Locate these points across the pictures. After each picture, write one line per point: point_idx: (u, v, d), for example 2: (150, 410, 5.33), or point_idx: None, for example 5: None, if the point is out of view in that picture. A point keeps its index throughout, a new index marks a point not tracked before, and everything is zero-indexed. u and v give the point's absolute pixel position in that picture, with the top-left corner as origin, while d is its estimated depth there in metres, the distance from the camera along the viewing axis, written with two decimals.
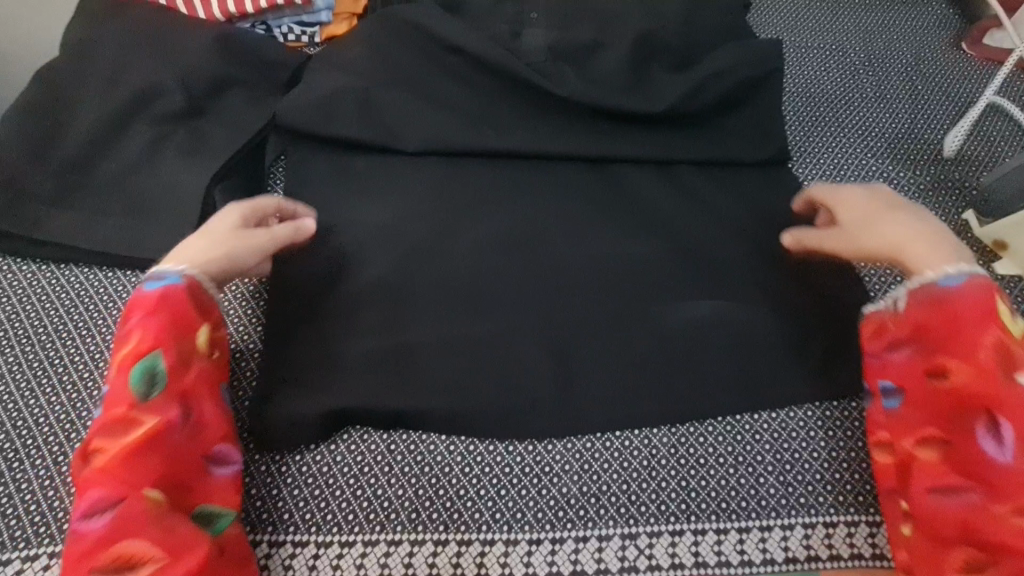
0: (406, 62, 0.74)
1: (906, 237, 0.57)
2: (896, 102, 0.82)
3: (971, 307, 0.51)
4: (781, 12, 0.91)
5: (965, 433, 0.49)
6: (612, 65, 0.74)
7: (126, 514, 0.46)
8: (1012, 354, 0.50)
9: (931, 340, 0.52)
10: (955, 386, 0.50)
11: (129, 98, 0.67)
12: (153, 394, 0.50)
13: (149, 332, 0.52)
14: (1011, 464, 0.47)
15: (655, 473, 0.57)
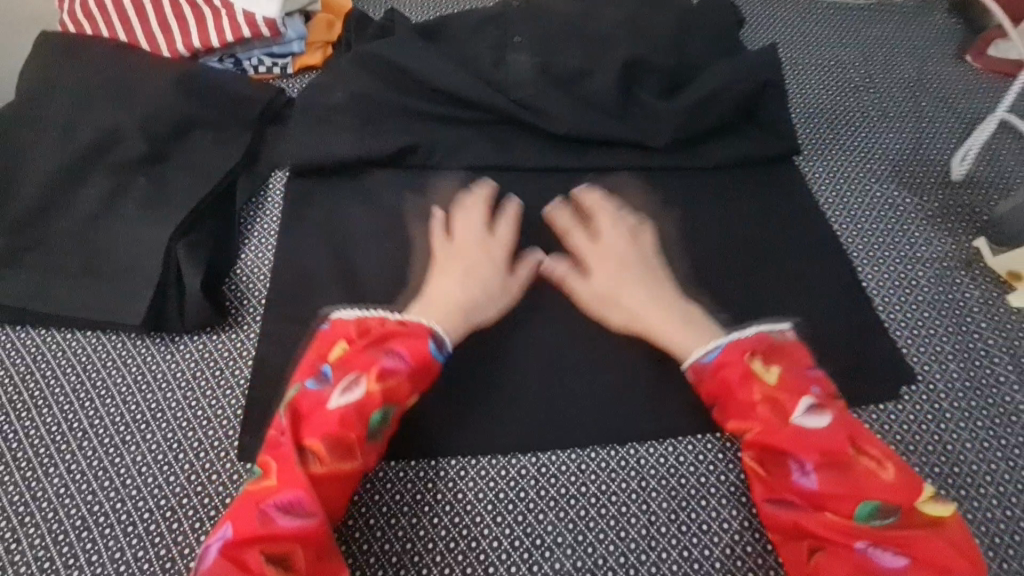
0: (382, 94, 0.71)
1: (621, 283, 0.60)
2: (900, 121, 0.78)
3: (718, 375, 0.52)
4: (777, 26, 0.87)
5: (780, 472, 0.48)
6: (600, 91, 0.70)
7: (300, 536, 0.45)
8: (780, 402, 0.50)
9: (722, 404, 0.52)
10: (755, 436, 0.50)
11: (89, 146, 0.63)
12: (376, 433, 0.50)
13: (409, 381, 0.52)
14: (814, 488, 0.47)
15: (655, 542, 0.52)
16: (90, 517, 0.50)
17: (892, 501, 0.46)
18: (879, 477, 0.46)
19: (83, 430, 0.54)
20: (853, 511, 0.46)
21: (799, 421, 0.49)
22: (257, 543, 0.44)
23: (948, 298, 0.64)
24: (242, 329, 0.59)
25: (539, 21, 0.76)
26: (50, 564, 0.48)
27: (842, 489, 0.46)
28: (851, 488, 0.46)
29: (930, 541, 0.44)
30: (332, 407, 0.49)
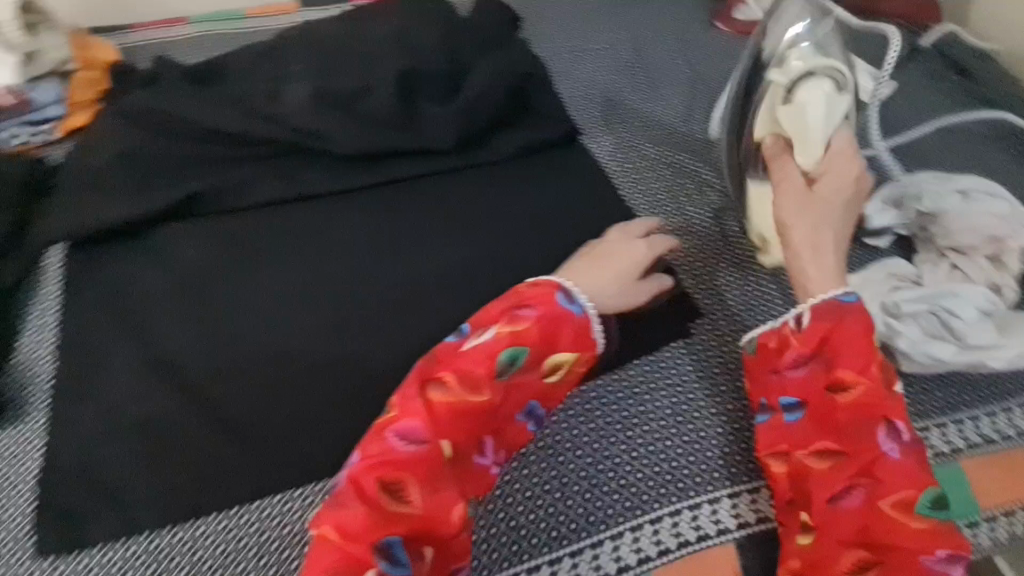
0: (153, 147, 0.69)
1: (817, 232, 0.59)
2: (667, 87, 0.87)
3: (846, 321, 0.53)
4: (551, 19, 0.93)
5: (865, 433, 0.50)
6: (378, 106, 0.72)
7: (470, 430, 0.50)
8: (889, 370, 0.52)
9: (831, 356, 0.53)
10: (856, 397, 0.51)
11: None
12: (513, 372, 0.52)
13: (539, 327, 0.53)
14: (898, 460, 0.49)
15: (542, 499, 0.55)
16: None
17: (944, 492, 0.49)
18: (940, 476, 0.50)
19: None
20: (920, 497, 0.48)
21: (900, 395, 0.51)
22: (419, 466, 0.47)
23: (719, 238, 0.72)
24: (26, 420, 0.55)
25: (313, 47, 0.76)
26: None
27: (917, 469, 0.49)
28: (923, 466, 0.49)
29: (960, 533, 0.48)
30: (461, 350, 0.52)
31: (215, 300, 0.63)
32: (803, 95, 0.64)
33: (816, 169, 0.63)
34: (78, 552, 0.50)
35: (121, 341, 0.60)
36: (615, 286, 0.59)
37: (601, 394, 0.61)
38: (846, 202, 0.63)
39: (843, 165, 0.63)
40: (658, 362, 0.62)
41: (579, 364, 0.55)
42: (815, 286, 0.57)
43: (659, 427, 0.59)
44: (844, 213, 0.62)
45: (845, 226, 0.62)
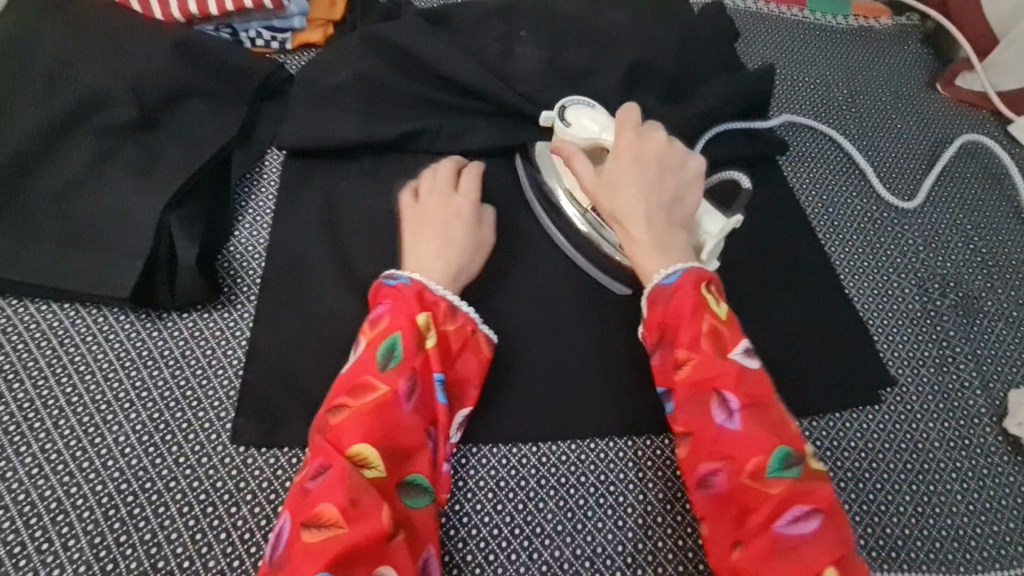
0: (384, 78, 0.70)
1: (637, 210, 0.54)
2: (878, 140, 0.83)
3: (671, 301, 0.50)
4: (768, 42, 0.90)
5: (703, 410, 0.46)
6: (606, 91, 0.71)
7: (406, 424, 0.47)
8: (722, 337, 0.48)
9: (670, 335, 0.49)
10: (687, 375, 0.47)
11: (71, 106, 0.58)
12: (391, 363, 0.48)
13: (396, 315, 0.50)
14: (740, 432, 0.45)
15: (651, 532, 0.54)
16: (68, 500, 0.47)
17: (796, 447, 0.45)
18: (789, 430, 0.46)
19: (59, 407, 0.50)
20: (766, 458, 0.44)
21: (735, 360, 0.47)
22: (330, 494, 0.42)
23: (920, 310, 0.68)
24: (236, 308, 0.56)
25: (545, 20, 0.76)
26: (20, 549, 0.45)
27: (762, 431, 0.45)
28: (769, 428, 0.45)
29: (824, 489, 0.44)
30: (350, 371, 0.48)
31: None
32: (573, 121, 0.61)
33: (592, 181, 0.57)
34: (267, 450, 0.51)
35: (327, 257, 0.60)
36: (456, 261, 0.57)
37: None
38: (615, 188, 0.56)
39: (631, 167, 0.56)
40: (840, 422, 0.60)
41: (437, 321, 0.52)
42: (638, 246, 0.54)
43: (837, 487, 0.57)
44: (636, 193, 0.55)
45: (626, 210, 0.55)
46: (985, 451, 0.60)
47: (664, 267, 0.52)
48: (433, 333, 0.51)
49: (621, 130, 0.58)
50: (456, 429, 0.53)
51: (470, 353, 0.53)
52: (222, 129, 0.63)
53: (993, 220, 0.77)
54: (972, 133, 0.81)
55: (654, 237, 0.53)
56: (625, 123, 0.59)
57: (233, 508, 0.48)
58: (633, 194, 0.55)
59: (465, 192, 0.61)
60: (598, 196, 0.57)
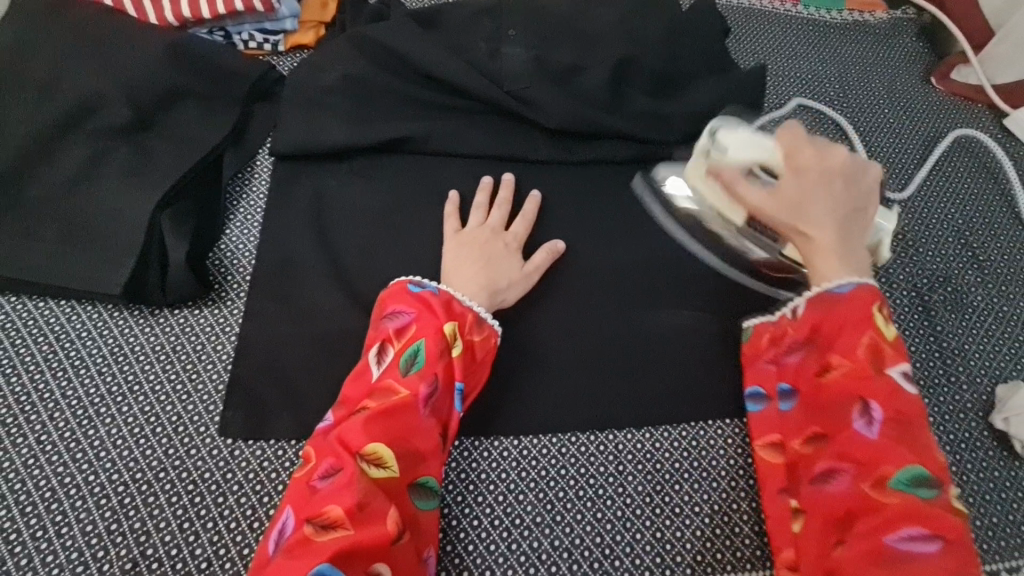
0: (373, 78, 0.71)
1: (841, 226, 0.51)
2: (869, 135, 0.83)
3: (830, 308, 0.50)
4: (759, 38, 0.90)
5: (842, 414, 0.47)
6: (592, 88, 0.71)
7: (423, 429, 0.48)
8: (885, 353, 0.47)
9: (822, 341, 0.50)
10: (837, 377, 0.48)
11: (69, 109, 0.60)
12: (413, 367, 0.49)
13: (422, 323, 0.52)
14: (878, 441, 0.45)
15: (631, 524, 0.55)
16: (61, 488, 0.49)
17: (938, 475, 0.43)
18: (932, 456, 0.44)
19: (54, 400, 0.52)
20: (896, 472, 0.43)
21: (894, 376, 0.47)
22: (339, 491, 0.43)
23: (908, 305, 0.68)
24: (226, 304, 0.58)
25: (533, 18, 0.76)
26: (15, 535, 0.47)
27: (901, 447, 0.44)
28: (911, 448, 0.44)
29: (958, 522, 0.41)
30: (370, 375, 0.50)
31: (403, 238, 0.63)
32: (726, 142, 0.58)
33: (768, 197, 0.53)
34: (254, 442, 0.52)
35: (315, 254, 0.61)
36: (495, 280, 0.58)
37: None
38: (797, 202, 0.52)
39: (809, 176, 0.53)
40: None
41: (463, 331, 0.53)
42: (827, 263, 0.51)
43: None
44: (824, 207, 0.52)
45: (816, 225, 0.52)
46: (968, 445, 0.60)
47: (840, 276, 0.50)
48: (461, 342, 0.52)
49: (791, 147, 0.54)
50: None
51: (484, 360, 0.54)
52: (214, 130, 0.64)
53: (986, 216, 0.76)
54: (964, 128, 0.81)
55: (855, 254, 0.52)
56: (798, 138, 0.55)
57: (219, 498, 0.50)
58: (820, 207, 0.52)
59: (496, 215, 0.64)
60: (779, 219, 0.53)
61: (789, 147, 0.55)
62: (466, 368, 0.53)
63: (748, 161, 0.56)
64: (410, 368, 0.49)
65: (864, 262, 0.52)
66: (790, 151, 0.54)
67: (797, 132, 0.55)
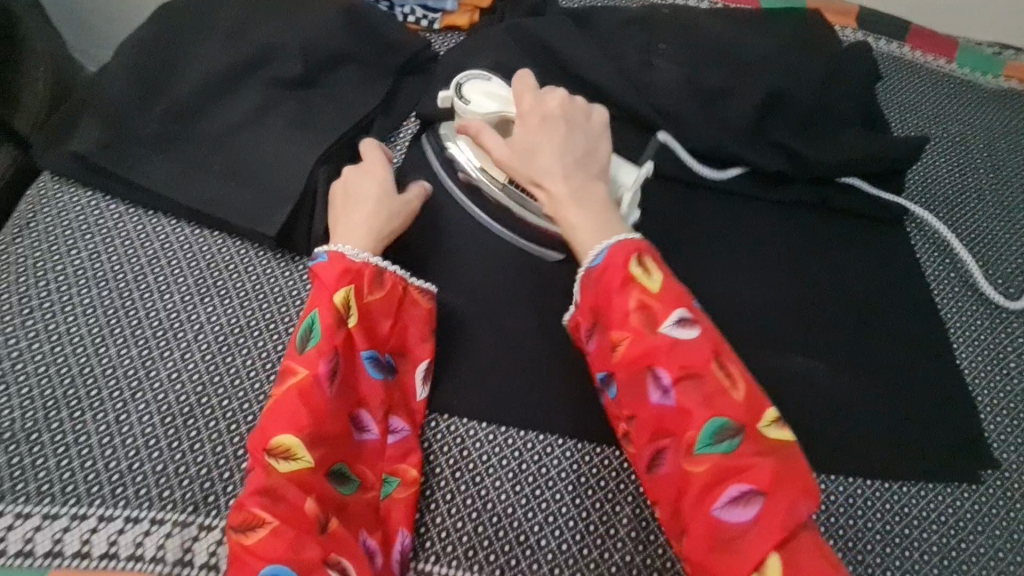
0: (523, 70, 0.72)
1: (551, 168, 0.52)
2: (1015, 211, 0.78)
3: (599, 283, 0.48)
4: (907, 92, 0.87)
5: (641, 389, 0.46)
6: (737, 117, 0.70)
7: (329, 408, 0.46)
8: (653, 310, 0.46)
9: (602, 317, 0.48)
10: (623, 355, 0.46)
11: (247, 55, 0.63)
12: (309, 344, 0.48)
13: (315, 295, 0.49)
14: (677, 408, 0.44)
15: None
16: (199, 406, 0.50)
17: (738, 422, 0.43)
18: (733, 403, 0.44)
19: (200, 321, 0.54)
20: (697, 436, 0.43)
21: (668, 333, 0.45)
22: (253, 484, 0.43)
23: None
24: None
25: (687, 37, 0.76)
26: (155, 442, 0.48)
27: (698, 407, 0.44)
28: (705, 401, 0.44)
29: (769, 465, 0.42)
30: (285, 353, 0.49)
31: (519, 229, 0.61)
32: (472, 97, 0.61)
33: (506, 155, 0.54)
34: None
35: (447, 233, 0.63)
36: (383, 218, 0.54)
37: (870, 499, 0.56)
38: (533, 155, 0.53)
39: (537, 125, 0.54)
40: (936, 493, 0.57)
41: (362, 292, 0.50)
42: (558, 203, 0.51)
43: (920, 560, 0.54)
44: (555, 153, 0.53)
45: (546, 170, 0.52)
46: None
47: (592, 242, 0.49)
48: (355, 306, 0.50)
49: (523, 96, 0.56)
50: (422, 383, 0.53)
51: (407, 310, 0.54)
52: (371, 97, 0.67)
53: None
54: None
55: (576, 201, 0.51)
56: (523, 87, 0.57)
57: None
58: (552, 154, 0.52)
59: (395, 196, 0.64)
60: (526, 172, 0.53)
61: (519, 95, 0.57)
62: (365, 334, 0.50)
63: (490, 110, 0.60)
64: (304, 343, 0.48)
65: (605, 210, 0.51)
66: (519, 99, 0.56)
67: (523, 79, 0.57)
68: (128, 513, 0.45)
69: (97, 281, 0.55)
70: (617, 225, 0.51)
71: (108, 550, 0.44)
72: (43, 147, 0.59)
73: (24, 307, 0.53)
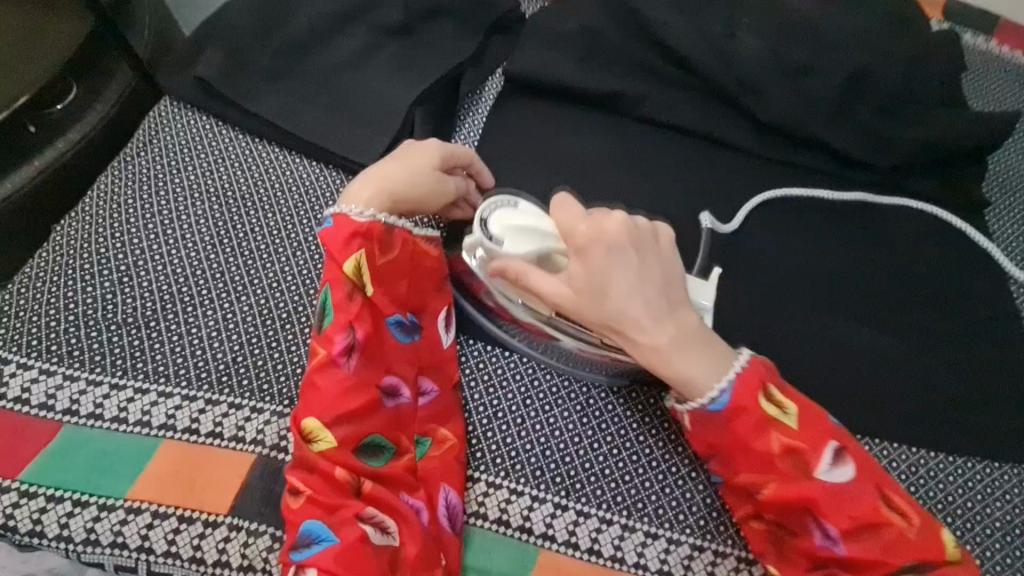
0: (608, 34, 0.74)
1: (639, 315, 0.45)
2: None
3: (729, 426, 0.46)
4: (995, 84, 0.85)
5: (797, 523, 0.45)
6: (819, 93, 0.71)
7: (349, 383, 0.47)
8: (800, 452, 0.45)
9: (734, 458, 0.46)
10: (770, 496, 0.45)
11: (353, 2, 0.67)
12: (325, 323, 0.49)
13: (332, 272, 0.50)
14: (843, 550, 0.43)
15: None
16: (296, 314, 0.54)
17: (915, 556, 0.43)
18: (900, 535, 0.43)
19: (298, 240, 0.58)
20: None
21: (823, 478, 0.44)
22: (295, 458, 0.46)
23: None
24: None
25: (774, 12, 0.76)
26: (257, 340, 0.52)
27: (865, 545, 0.43)
28: (880, 545, 0.43)
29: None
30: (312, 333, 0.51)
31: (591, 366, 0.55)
32: (502, 238, 0.50)
33: (570, 291, 0.46)
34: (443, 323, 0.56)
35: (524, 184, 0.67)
36: (399, 196, 0.52)
37: (932, 469, 0.57)
38: (611, 301, 0.45)
39: (602, 263, 0.44)
40: (1002, 471, 0.57)
41: (375, 257, 0.51)
42: (655, 355, 0.45)
43: (980, 533, 0.55)
44: (633, 292, 0.45)
45: (634, 318, 0.45)
46: None
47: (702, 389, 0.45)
48: (369, 274, 0.50)
49: (568, 227, 0.46)
50: (447, 329, 0.55)
51: (422, 273, 0.54)
52: (463, 49, 0.70)
53: None
54: None
55: (677, 352, 0.45)
56: (561, 218, 0.46)
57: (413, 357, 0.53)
58: (633, 299, 0.45)
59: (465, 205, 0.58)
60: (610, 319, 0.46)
61: (559, 227, 0.47)
62: (385, 298, 0.51)
63: (524, 255, 0.49)
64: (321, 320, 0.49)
65: (710, 356, 0.46)
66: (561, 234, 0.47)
67: (557, 208, 0.46)
68: (234, 399, 0.50)
69: (210, 197, 0.59)
70: (723, 358, 0.46)
71: (214, 430, 0.48)
72: (168, 74, 0.65)
73: (145, 213, 0.58)
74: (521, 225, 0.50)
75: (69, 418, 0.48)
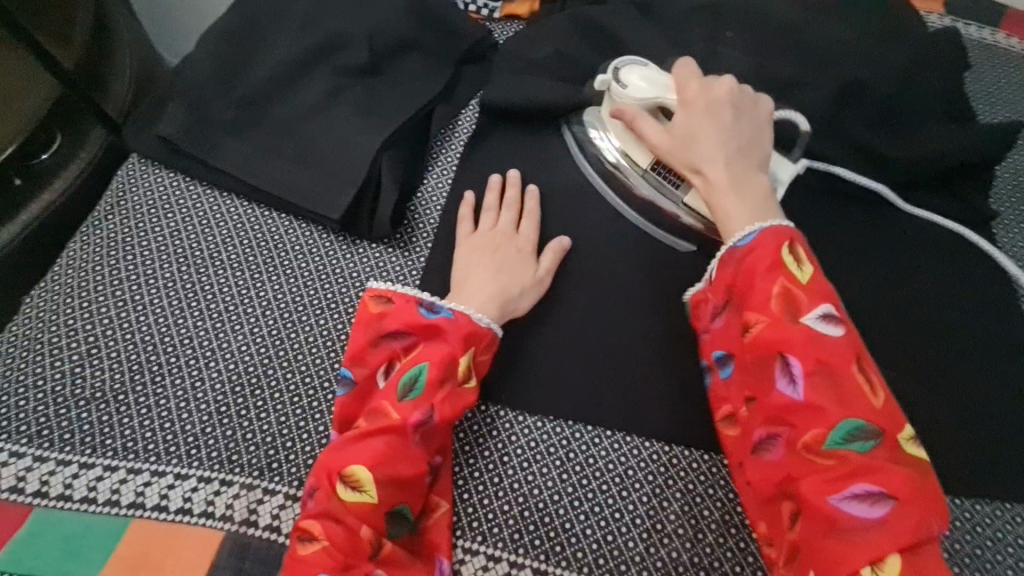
0: (584, 58, 0.71)
1: (717, 157, 0.52)
2: None
3: (744, 267, 0.48)
4: (1001, 83, 0.80)
5: (768, 374, 0.46)
6: (809, 108, 0.67)
7: (414, 463, 0.46)
8: (797, 300, 0.45)
9: (737, 298, 0.48)
10: (755, 338, 0.46)
11: (317, 44, 0.65)
12: (411, 393, 0.47)
13: (439, 348, 0.48)
14: (803, 399, 0.44)
15: None
16: (266, 377, 0.53)
17: (876, 424, 0.43)
18: (867, 405, 0.43)
19: (268, 298, 0.57)
20: (828, 431, 0.43)
21: (808, 323, 0.45)
22: (320, 503, 0.44)
23: None
24: (414, 250, 0.61)
25: (759, 23, 0.72)
26: (225, 409, 0.51)
27: (828, 401, 0.43)
28: (839, 399, 0.43)
29: (907, 475, 0.42)
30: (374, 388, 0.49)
31: (656, 218, 0.61)
32: (627, 80, 0.57)
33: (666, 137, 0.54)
34: None
35: None
36: (507, 290, 0.54)
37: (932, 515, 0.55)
38: (694, 142, 0.53)
39: (702, 112, 0.53)
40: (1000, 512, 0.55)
41: (478, 350, 0.50)
42: (713, 190, 0.52)
43: None
44: (719, 141, 0.53)
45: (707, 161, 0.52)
46: None
47: (744, 224, 0.49)
48: (474, 370, 0.49)
49: (682, 87, 0.55)
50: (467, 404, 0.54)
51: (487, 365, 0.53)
52: (433, 84, 0.67)
53: None
54: None
55: (731, 195, 0.51)
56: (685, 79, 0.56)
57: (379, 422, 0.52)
58: (718, 144, 0.52)
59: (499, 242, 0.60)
60: (687, 160, 0.53)
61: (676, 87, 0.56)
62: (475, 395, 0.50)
63: (642, 94, 0.57)
64: (404, 385, 0.47)
65: (766, 201, 0.51)
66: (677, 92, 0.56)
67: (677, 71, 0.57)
68: (201, 472, 0.49)
69: (178, 256, 0.59)
70: (770, 213, 0.50)
71: (183, 506, 0.48)
72: (135, 129, 0.64)
73: (113, 278, 0.57)
74: (648, 81, 0.58)
75: (39, 500, 0.48)
